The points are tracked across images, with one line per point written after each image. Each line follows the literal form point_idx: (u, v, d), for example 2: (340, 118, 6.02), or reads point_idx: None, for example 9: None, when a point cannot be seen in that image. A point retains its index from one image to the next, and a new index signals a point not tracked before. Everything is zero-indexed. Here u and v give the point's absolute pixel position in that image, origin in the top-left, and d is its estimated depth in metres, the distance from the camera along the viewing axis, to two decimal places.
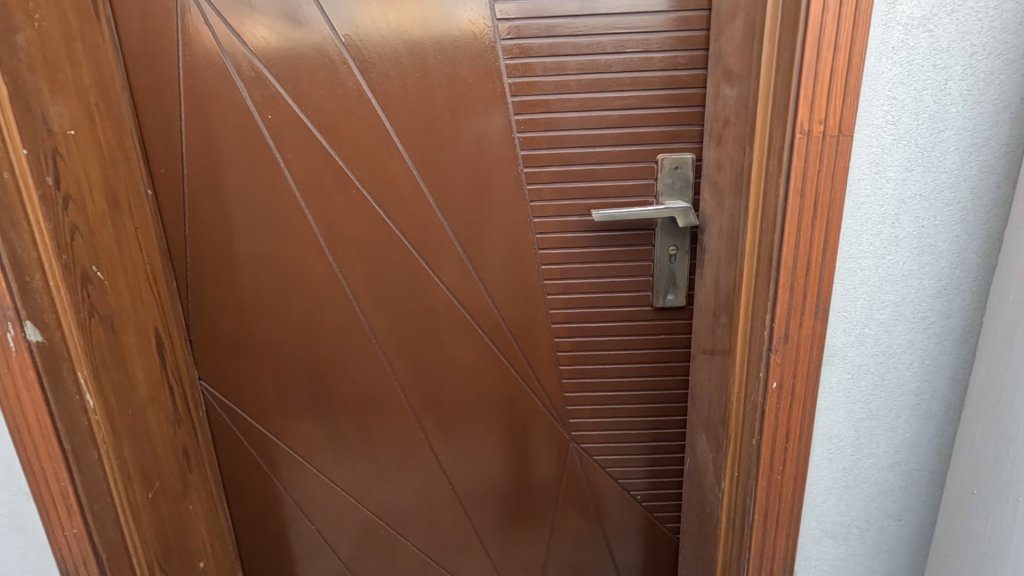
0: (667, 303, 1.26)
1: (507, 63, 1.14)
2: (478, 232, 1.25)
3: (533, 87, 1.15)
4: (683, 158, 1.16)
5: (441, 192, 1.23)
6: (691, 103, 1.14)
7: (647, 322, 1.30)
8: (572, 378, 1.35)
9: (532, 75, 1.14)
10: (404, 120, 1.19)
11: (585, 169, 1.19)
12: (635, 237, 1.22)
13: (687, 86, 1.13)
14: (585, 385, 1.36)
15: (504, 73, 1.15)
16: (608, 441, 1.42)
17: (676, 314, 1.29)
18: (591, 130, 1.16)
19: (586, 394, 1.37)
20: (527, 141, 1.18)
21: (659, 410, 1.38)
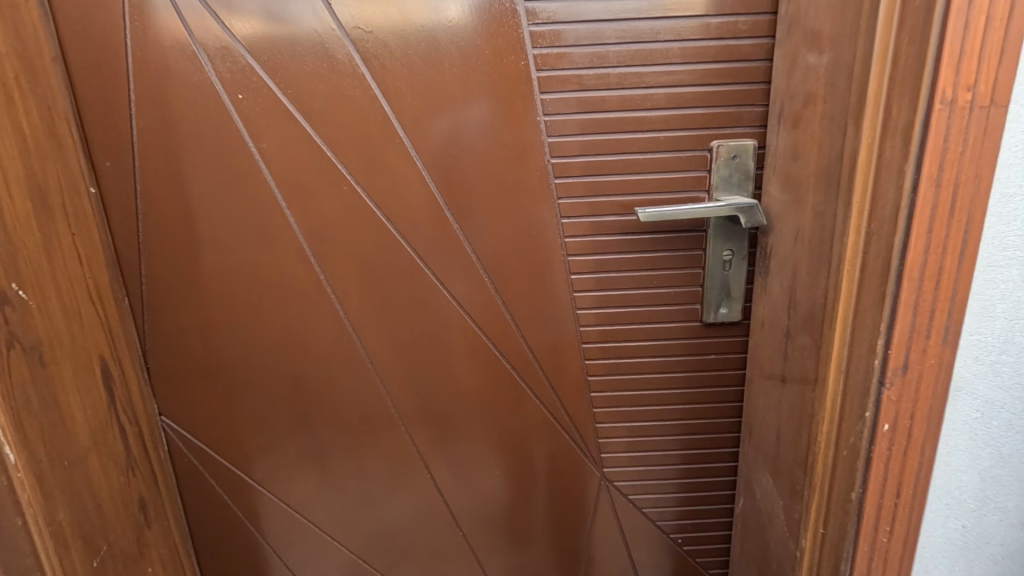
0: (719, 318, 1.07)
1: (532, 30, 0.94)
2: (496, 237, 1.05)
3: (562, 60, 0.95)
4: (741, 146, 0.98)
5: (452, 190, 1.02)
6: (752, 79, 0.95)
7: (695, 340, 1.10)
8: (606, 407, 1.15)
9: (562, 46, 0.94)
10: (406, 100, 0.97)
11: (625, 159, 0.99)
12: (683, 240, 1.03)
13: (749, 58, 0.94)
14: (620, 415, 1.16)
15: (528, 43, 0.95)
16: (646, 478, 1.21)
17: (729, 330, 1.09)
18: (632, 112, 0.97)
19: (621, 425, 1.17)
20: (555, 126, 0.98)
21: (706, 442, 1.18)
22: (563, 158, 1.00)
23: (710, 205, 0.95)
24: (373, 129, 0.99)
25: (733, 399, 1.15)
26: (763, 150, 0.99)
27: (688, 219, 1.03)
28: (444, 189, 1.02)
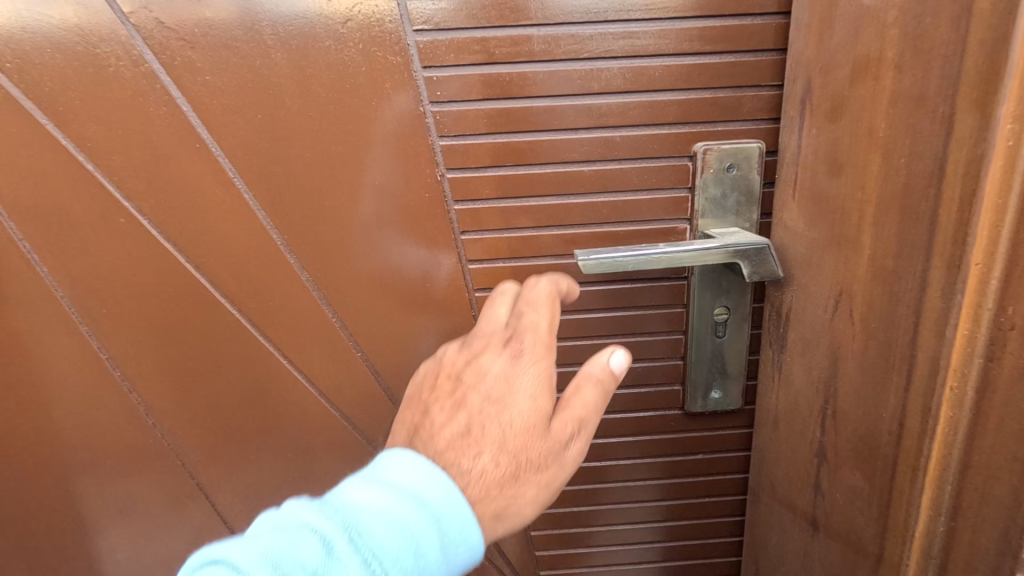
0: (710, 406, 0.72)
1: None
2: (372, 294, 0.68)
3: (456, 13, 0.59)
4: (741, 151, 0.63)
5: (296, 223, 0.65)
6: (755, 45, 0.60)
7: (674, 436, 0.76)
8: (551, 526, 0.82)
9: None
10: (205, 78, 0.59)
11: (560, 173, 0.65)
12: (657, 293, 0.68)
13: (750, 11, 0.59)
14: (567, 538, 0.82)
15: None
16: None
17: (725, 420, 0.74)
18: (569, 100, 0.62)
19: (570, 551, 0.83)
20: (449, 121, 0.62)
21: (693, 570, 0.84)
22: (466, 172, 0.65)
23: (693, 244, 0.59)
24: (156, 128, 0.61)
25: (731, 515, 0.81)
26: (775, 157, 0.64)
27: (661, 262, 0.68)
28: (283, 222, 0.65)
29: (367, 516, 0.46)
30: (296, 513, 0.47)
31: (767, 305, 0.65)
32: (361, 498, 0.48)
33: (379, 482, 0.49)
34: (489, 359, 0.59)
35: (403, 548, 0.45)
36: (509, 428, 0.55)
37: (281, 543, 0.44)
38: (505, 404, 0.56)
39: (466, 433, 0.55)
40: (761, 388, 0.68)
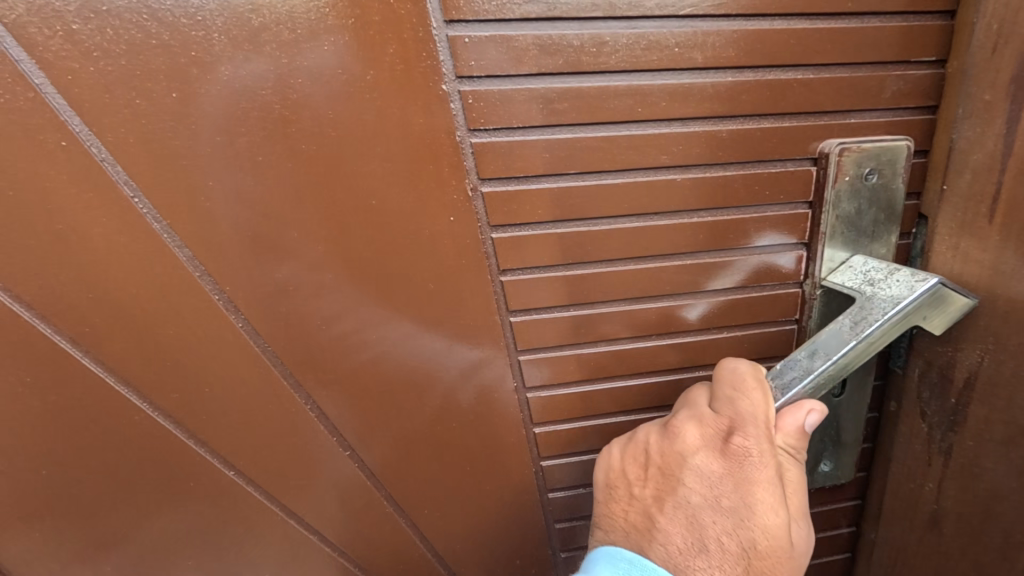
0: (815, 481, 0.55)
1: None
2: (371, 367, 0.47)
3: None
4: (887, 153, 0.45)
5: (243, 271, 0.41)
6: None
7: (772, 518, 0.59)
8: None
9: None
10: (70, 28, 0.34)
11: (644, 186, 0.45)
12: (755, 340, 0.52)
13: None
14: None
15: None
16: None
17: (831, 494, 0.58)
18: (665, 79, 0.42)
19: None
20: (484, 108, 0.41)
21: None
22: (510, 183, 0.43)
23: (846, 339, 0.42)
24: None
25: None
26: (925, 159, 0.47)
27: (767, 303, 0.51)
28: (221, 269, 0.40)
29: None
30: None
31: (910, 354, 0.48)
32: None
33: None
34: (702, 459, 0.41)
35: None
36: (753, 547, 0.37)
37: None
38: (741, 513, 0.38)
39: (699, 542, 0.39)
40: (897, 463, 0.52)
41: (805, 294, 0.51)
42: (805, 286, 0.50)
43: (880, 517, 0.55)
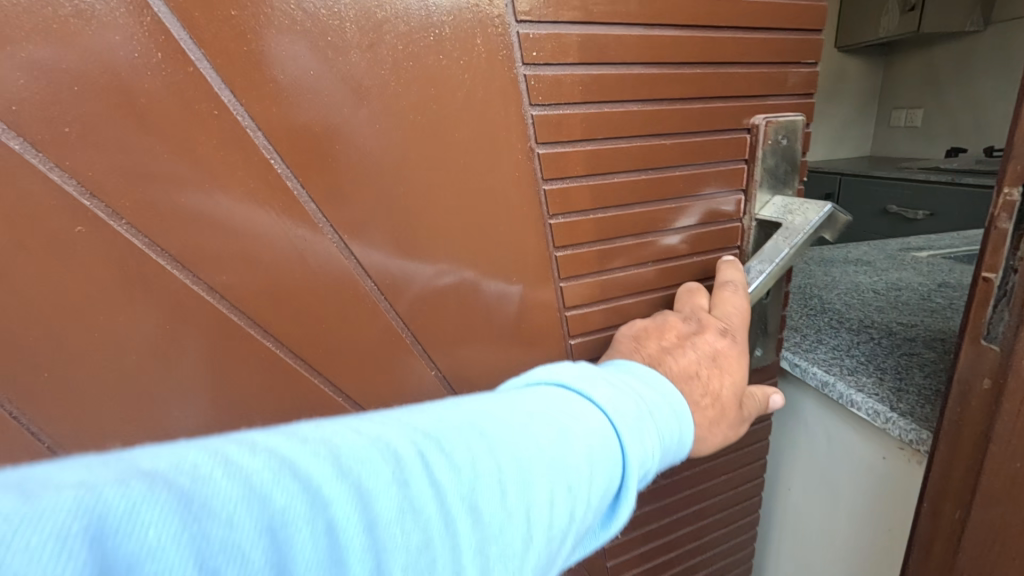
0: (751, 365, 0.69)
1: None
2: (452, 306, 0.54)
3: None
4: (791, 123, 0.62)
5: (360, 223, 0.48)
6: (817, 16, 0.60)
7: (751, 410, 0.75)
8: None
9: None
10: (230, 15, 0.40)
11: (651, 148, 0.56)
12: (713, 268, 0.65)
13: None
14: (645, 537, 0.73)
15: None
16: None
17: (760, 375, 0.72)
18: (667, 70, 0.55)
19: (641, 551, 0.74)
20: (546, 87, 0.50)
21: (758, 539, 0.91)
22: (558, 146, 0.53)
23: (781, 247, 0.59)
24: (141, 87, 0.39)
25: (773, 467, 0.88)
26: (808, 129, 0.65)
27: (722, 235, 0.64)
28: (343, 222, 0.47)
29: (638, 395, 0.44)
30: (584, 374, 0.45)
31: (1018, 333, 0.44)
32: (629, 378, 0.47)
33: (650, 371, 0.48)
34: (716, 333, 0.54)
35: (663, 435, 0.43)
36: (722, 393, 0.53)
37: (603, 382, 0.44)
38: (723, 370, 0.53)
39: (692, 373, 0.51)
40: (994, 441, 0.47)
41: (744, 225, 0.65)
42: (744, 222, 0.65)
43: (971, 496, 0.50)
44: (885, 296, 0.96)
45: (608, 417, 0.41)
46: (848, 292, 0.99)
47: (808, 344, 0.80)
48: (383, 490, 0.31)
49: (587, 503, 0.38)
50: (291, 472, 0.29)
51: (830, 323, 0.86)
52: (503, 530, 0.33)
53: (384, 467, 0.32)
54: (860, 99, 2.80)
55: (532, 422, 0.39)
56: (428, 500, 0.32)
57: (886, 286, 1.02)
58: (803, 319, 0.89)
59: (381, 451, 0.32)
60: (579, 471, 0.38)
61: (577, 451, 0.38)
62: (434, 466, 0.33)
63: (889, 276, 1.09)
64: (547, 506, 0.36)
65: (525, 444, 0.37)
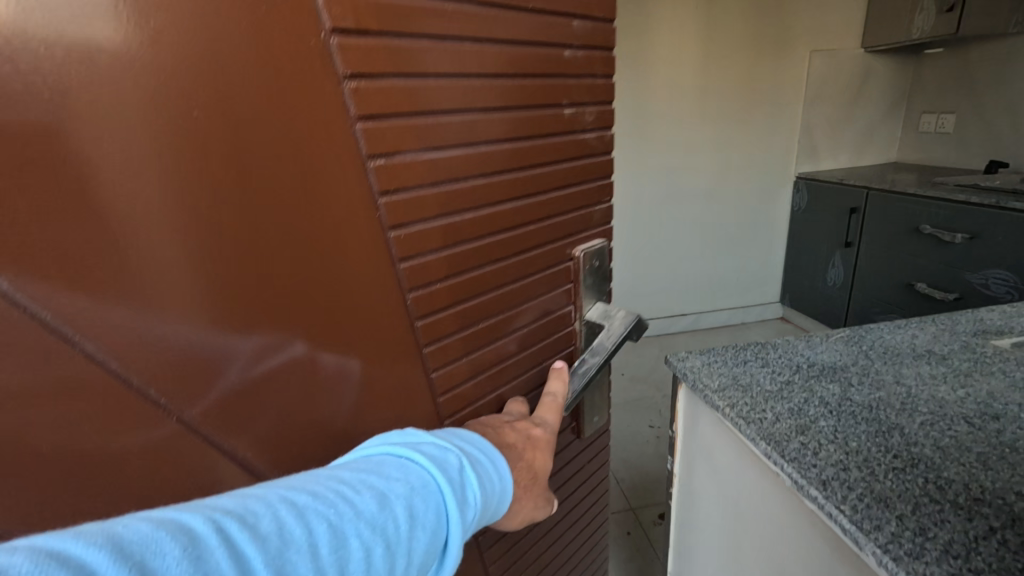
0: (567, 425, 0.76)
1: None
2: (320, 392, 0.48)
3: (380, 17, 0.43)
4: (601, 247, 0.75)
5: (205, 325, 0.39)
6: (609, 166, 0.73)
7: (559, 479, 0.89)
8: None
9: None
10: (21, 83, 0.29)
11: (483, 213, 0.56)
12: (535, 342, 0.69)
13: (597, 153, 0.70)
14: None
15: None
16: None
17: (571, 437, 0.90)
18: (484, 143, 0.54)
19: None
20: (393, 172, 0.46)
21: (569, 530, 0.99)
22: (414, 227, 0.49)
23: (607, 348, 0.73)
24: None
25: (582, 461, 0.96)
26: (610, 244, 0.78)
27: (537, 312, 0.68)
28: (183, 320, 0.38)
29: (449, 444, 0.49)
30: (403, 438, 0.47)
31: None
32: (435, 437, 0.50)
33: (475, 438, 0.53)
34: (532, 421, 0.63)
35: (477, 468, 0.48)
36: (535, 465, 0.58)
37: (427, 445, 0.47)
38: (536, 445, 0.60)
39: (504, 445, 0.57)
40: None
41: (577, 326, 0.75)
42: (576, 325, 0.75)
43: None
44: (993, 414, 0.60)
45: (432, 476, 0.44)
46: (914, 416, 0.60)
47: (913, 536, 0.44)
48: (168, 562, 0.28)
49: (406, 556, 0.39)
50: (58, 555, 0.25)
51: (925, 487, 0.49)
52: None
53: (172, 534, 0.29)
54: (887, 101, 2.60)
55: (353, 485, 0.39)
56: (229, 560, 0.30)
57: (970, 406, 0.61)
58: (888, 484, 0.50)
59: (165, 523, 0.30)
60: (399, 527, 0.39)
61: (399, 509, 0.39)
62: (239, 530, 0.32)
63: (992, 346, 0.75)
64: (366, 560, 0.36)
65: (344, 503, 0.37)
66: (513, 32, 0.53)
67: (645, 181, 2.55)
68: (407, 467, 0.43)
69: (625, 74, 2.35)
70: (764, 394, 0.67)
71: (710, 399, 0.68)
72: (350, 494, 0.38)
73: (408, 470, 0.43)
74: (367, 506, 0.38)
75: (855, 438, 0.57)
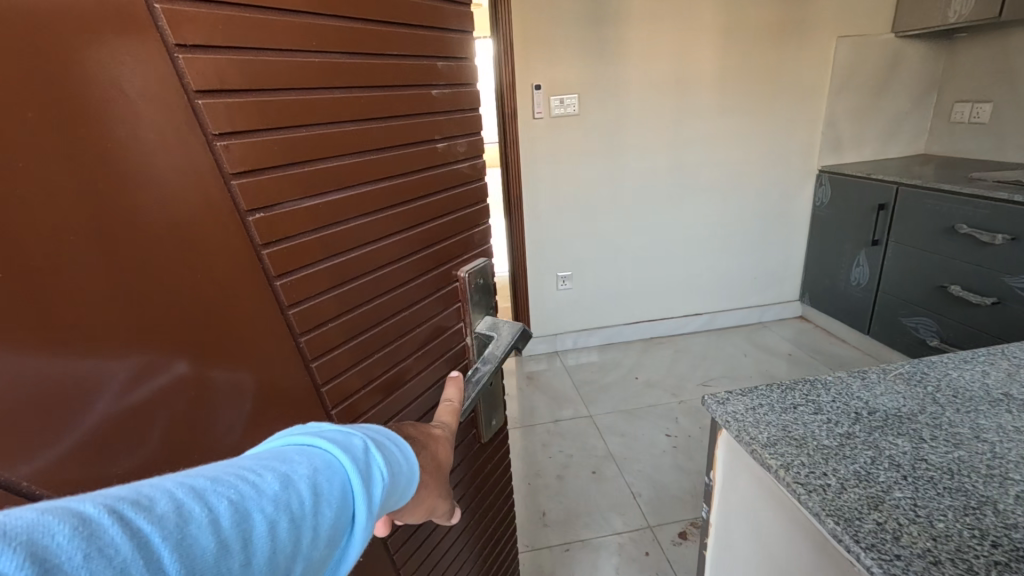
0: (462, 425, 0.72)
1: (182, 27, 0.37)
2: (213, 408, 0.44)
3: (246, 71, 0.41)
4: (483, 266, 0.76)
5: (70, 358, 0.34)
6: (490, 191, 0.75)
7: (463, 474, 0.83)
8: None
9: (239, 26, 0.40)
10: None
11: (370, 248, 0.55)
12: (424, 365, 0.69)
13: (471, 180, 0.72)
14: None
15: (165, 26, 0.36)
16: None
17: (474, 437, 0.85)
18: (369, 181, 0.53)
19: None
20: (273, 224, 0.44)
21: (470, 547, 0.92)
22: (300, 272, 0.47)
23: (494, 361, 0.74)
24: None
25: (485, 465, 0.91)
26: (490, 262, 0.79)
27: (428, 332, 0.68)
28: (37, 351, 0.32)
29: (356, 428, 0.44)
30: (312, 426, 0.42)
31: None
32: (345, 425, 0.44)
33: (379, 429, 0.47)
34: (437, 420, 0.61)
35: (387, 451, 0.44)
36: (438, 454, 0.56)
37: (329, 430, 0.41)
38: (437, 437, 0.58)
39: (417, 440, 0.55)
40: None
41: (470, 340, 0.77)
42: (468, 339, 0.77)
43: None
44: None
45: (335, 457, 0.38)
46: (1005, 485, 0.51)
47: None
48: (54, 544, 0.24)
49: (312, 534, 0.34)
50: None
51: None
52: (220, 562, 0.29)
53: (61, 517, 0.24)
54: (918, 89, 2.46)
55: (255, 462, 0.34)
56: (123, 541, 0.26)
57: None
58: None
59: (50, 511, 0.24)
60: (305, 503, 0.34)
61: (303, 487, 0.34)
62: (137, 511, 0.27)
63: None
64: (269, 540, 0.31)
65: (247, 482, 0.32)
66: (385, 72, 0.53)
67: (660, 175, 2.44)
68: (312, 447, 0.38)
69: (637, 62, 2.24)
70: (817, 451, 0.58)
71: (758, 457, 0.59)
72: (252, 476, 0.33)
73: (314, 449, 0.38)
74: (272, 488, 0.33)
75: (940, 517, 0.48)
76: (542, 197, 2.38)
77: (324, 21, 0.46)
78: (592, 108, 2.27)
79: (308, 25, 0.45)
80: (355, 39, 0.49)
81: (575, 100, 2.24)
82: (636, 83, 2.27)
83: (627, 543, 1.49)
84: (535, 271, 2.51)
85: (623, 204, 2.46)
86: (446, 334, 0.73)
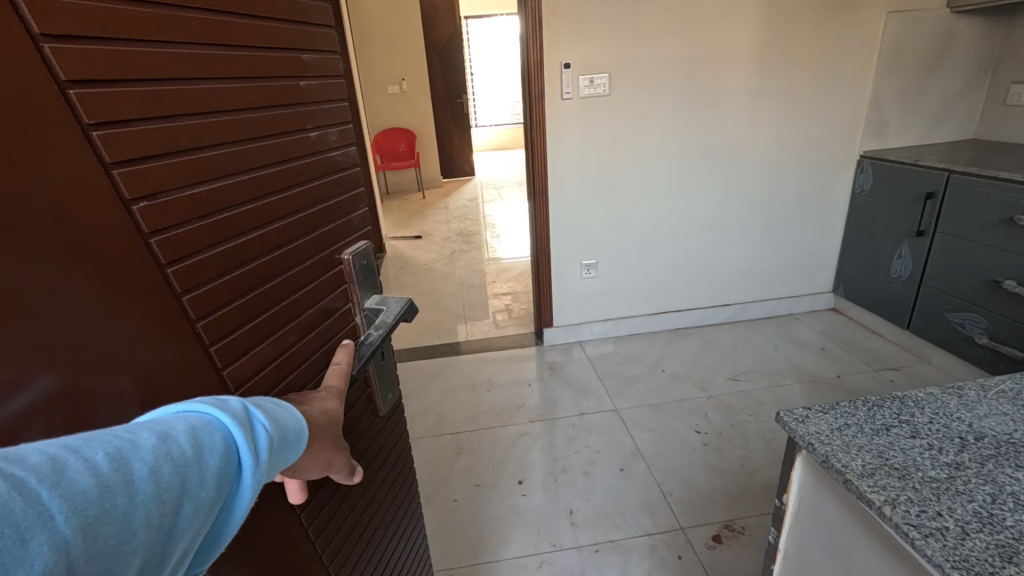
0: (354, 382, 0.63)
1: (42, 20, 0.32)
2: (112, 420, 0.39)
3: (120, 63, 0.37)
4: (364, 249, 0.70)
5: None
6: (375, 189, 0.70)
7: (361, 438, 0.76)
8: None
9: (113, 18, 0.36)
10: None
11: (258, 224, 0.50)
12: (318, 367, 0.62)
13: (343, 169, 0.65)
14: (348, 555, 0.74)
15: (28, 16, 0.32)
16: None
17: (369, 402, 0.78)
18: (252, 163, 0.49)
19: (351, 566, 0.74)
20: (161, 211, 0.40)
21: (374, 541, 0.82)
22: (190, 259, 0.43)
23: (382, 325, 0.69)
24: None
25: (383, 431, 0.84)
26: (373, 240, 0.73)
27: (331, 325, 0.64)
28: None
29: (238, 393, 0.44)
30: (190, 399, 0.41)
31: None
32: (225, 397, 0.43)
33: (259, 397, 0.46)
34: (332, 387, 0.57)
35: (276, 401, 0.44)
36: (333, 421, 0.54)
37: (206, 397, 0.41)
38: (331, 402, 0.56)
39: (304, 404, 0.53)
40: None
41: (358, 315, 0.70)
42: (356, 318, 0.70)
43: None
44: None
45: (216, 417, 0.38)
46: None
47: None
48: None
49: (201, 475, 0.34)
50: None
51: None
52: (102, 499, 0.29)
53: None
54: (970, 67, 2.30)
55: (126, 425, 0.34)
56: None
57: None
58: None
59: None
60: (186, 451, 0.34)
61: (182, 437, 0.34)
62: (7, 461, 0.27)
63: None
64: (151, 481, 0.32)
65: (120, 439, 0.32)
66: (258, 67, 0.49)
67: (693, 161, 2.34)
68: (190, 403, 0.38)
69: (672, 39, 2.11)
70: (919, 483, 0.51)
71: (854, 488, 0.52)
72: (121, 431, 0.33)
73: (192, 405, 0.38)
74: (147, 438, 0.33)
75: None
76: (568, 182, 2.28)
77: (194, 14, 0.42)
78: (622, 88, 2.16)
79: (178, 18, 0.41)
80: (230, 33, 0.46)
81: (605, 80, 2.13)
82: (669, 62, 2.15)
83: (659, 545, 1.43)
84: (559, 258, 2.43)
85: (653, 189, 2.36)
86: (333, 317, 0.65)
